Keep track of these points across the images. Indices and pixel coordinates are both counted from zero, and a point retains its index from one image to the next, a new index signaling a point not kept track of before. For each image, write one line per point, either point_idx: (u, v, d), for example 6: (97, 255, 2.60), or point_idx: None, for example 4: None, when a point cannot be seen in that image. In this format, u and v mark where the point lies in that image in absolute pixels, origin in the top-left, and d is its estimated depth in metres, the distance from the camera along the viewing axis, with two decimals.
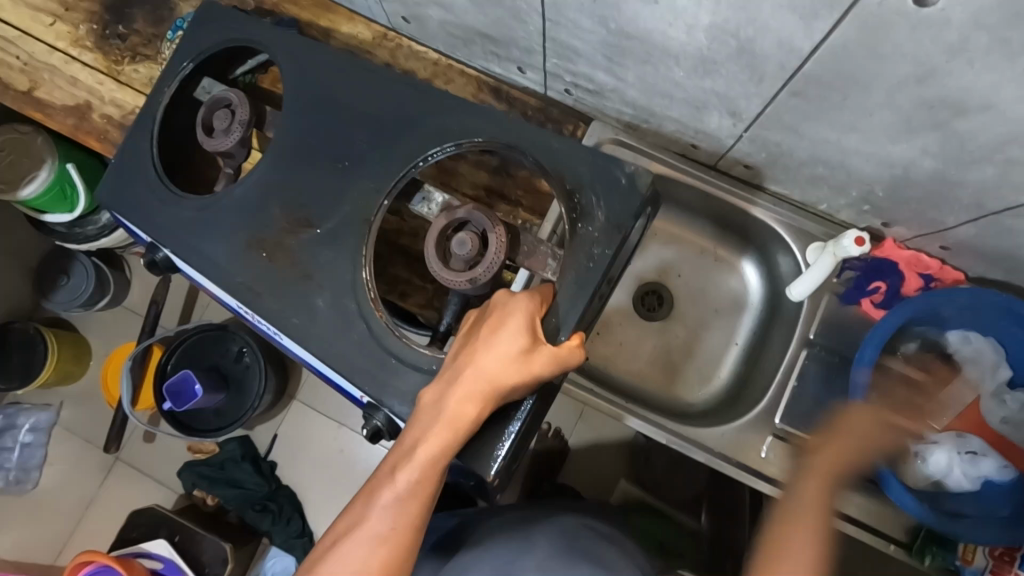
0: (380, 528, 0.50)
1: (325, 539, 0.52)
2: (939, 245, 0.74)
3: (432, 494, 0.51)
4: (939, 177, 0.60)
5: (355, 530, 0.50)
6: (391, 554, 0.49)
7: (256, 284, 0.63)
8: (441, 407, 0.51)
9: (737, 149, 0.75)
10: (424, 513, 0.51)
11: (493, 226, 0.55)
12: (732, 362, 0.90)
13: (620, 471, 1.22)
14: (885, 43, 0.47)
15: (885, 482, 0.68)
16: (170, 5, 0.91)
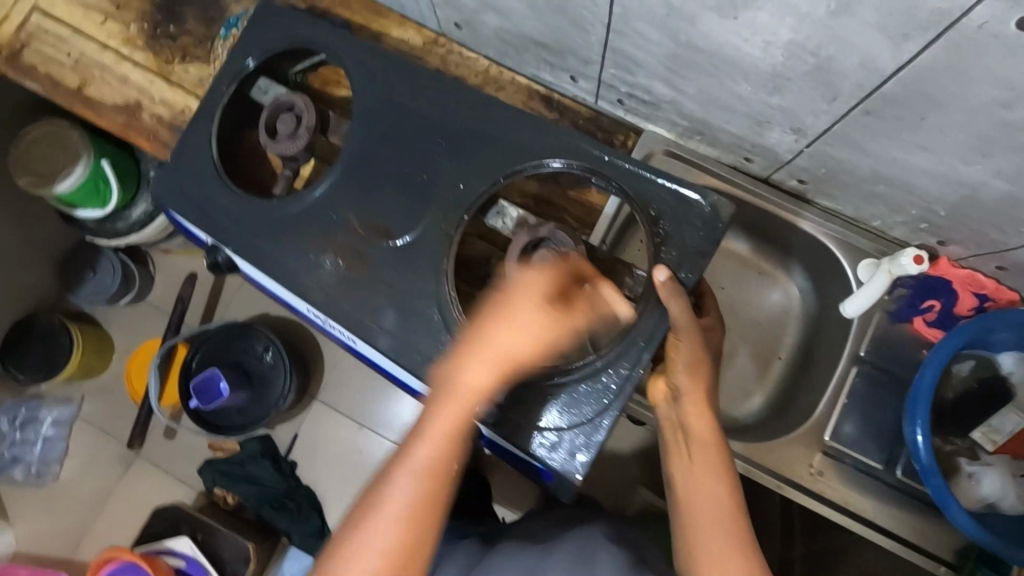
0: (400, 503, 0.52)
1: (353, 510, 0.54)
2: (996, 265, 0.73)
3: (446, 464, 0.53)
4: (1008, 200, 0.60)
5: (375, 507, 0.52)
6: (412, 525, 0.51)
7: (328, 288, 0.64)
8: (456, 384, 0.53)
9: (793, 163, 0.74)
10: (440, 484, 0.53)
11: (576, 246, 0.59)
12: (776, 376, 0.89)
13: (638, 479, 1.23)
14: (977, 66, 0.46)
15: (945, 506, 0.67)
16: (221, 6, 0.91)
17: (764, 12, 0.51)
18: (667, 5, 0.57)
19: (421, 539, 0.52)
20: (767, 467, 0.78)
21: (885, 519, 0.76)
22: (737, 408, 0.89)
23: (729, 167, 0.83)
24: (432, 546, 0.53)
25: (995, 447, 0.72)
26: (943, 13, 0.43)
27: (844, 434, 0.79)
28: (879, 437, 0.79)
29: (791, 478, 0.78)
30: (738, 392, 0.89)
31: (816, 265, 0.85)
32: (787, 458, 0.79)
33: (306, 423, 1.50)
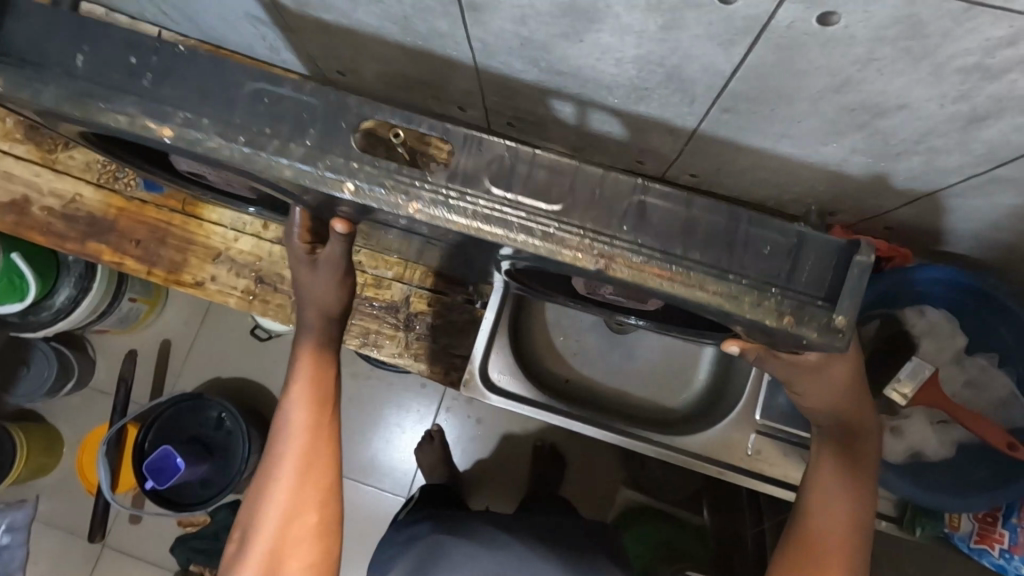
0: (282, 484, 0.61)
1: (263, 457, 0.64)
2: (881, 226, 0.77)
3: (313, 447, 0.63)
4: (872, 170, 0.64)
5: (265, 488, 0.61)
6: (287, 495, 0.61)
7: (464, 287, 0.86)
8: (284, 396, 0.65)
9: (681, 162, 0.77)
10: (311, 463, 0.63)
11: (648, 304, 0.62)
12: (709, 363, 0.90)
13: (619, 478, 1.34)
14: (801, 61, 0.49)
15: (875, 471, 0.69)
16: None
17: (605, 33, 0.53)
18: (519, 36, 0.58)
19: (300, 509, 0.61)
20: (703, 455, 0.81)
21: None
22: (677, 398, 0.90)
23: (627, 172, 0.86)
24: (310, 519, 0.61)
25: (907, 401, 0.72)
26: (755, 19, 0.45)
27: (777, 411, 0.80)
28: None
29: (730, 463, 0.80)
30: (676, 385, 0.91)
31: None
32: (722, 441, 0.81)
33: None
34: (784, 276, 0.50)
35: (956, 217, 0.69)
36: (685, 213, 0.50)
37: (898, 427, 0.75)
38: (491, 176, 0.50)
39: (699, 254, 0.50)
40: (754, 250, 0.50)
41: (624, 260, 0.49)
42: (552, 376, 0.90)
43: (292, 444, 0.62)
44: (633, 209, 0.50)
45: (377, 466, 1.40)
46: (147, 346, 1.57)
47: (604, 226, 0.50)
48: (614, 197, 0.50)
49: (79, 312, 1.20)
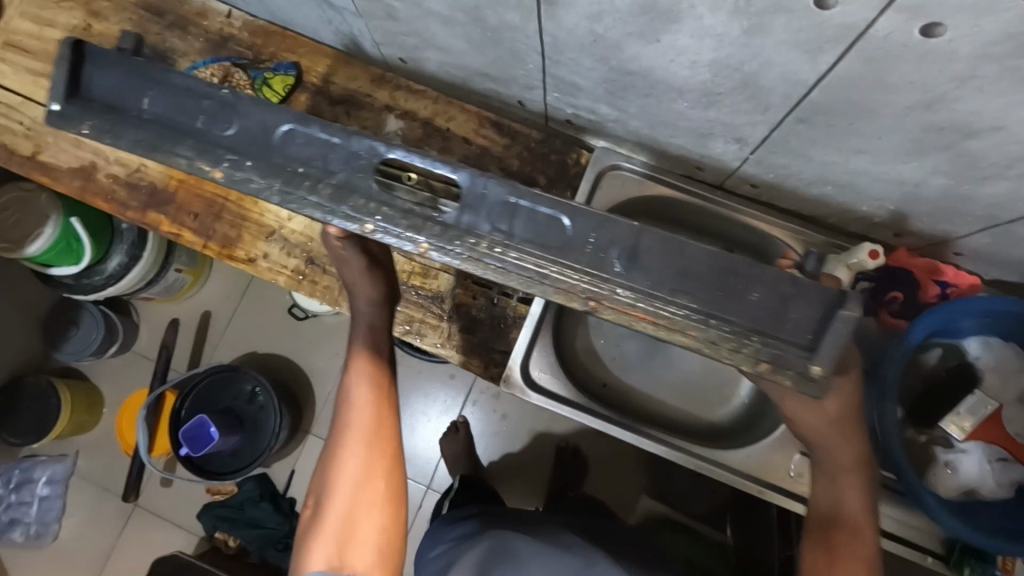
0: (352, 454, 0.64)
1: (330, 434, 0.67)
2: (952, 251, 0.74)
3: (378, 420, 0.67)
4: (950, 193, 0.61)
5: (336, 458, 0.64)
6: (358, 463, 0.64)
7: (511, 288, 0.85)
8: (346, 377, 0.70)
9: (742, 171, 0.75)
10: (377, 433, 0.66)
11: None
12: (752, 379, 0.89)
13: (640, 487, 1.32)
14: (892, 74, 0.47)
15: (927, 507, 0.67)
16: (168, 61, 0.91)
17: (684, 35, 0.52)
18: (593, 33, 0.57)
19: (370, 475, 0.64)
20: (741, 472, 0.79)
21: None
22: (715, 410, 0.89)
23: (683, 177, 0.85)
24: (379, 484, 0.64)
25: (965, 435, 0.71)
26: (850, 27, 0.43)
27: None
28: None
29: (771, 482, 0.78)
30: (716, 397, 0.89)
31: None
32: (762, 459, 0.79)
33: (303, 460, 1.54)
34: (768, 325, 0.50)
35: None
36: (680, 264, 0.50)
37: (954, 464, 0.71)
38: (505, 223, 0.50)
39: (687, 300, 0.50)
40: (742, 295, 0.50)
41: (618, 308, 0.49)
42: (591, 379, 0.89)
43: (359, 417, 0.66)
44: (629, 258, 0.50)
45: (402, 451, 1.41)
46: (190, 316, 1.61)
47: (600, 271, 0.49)
48: (613, 240, 0.50)
49: (129, 278, 1.23)
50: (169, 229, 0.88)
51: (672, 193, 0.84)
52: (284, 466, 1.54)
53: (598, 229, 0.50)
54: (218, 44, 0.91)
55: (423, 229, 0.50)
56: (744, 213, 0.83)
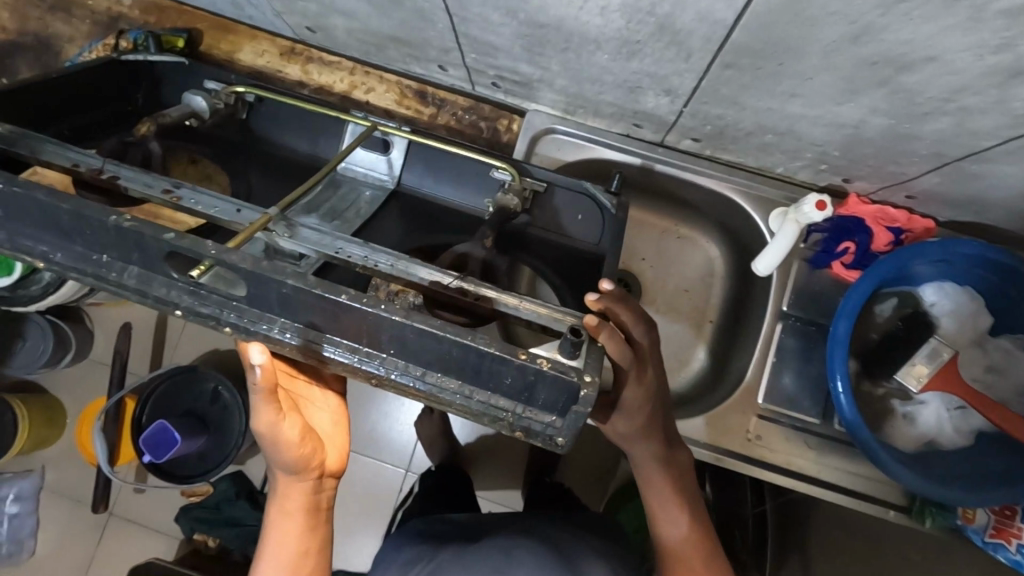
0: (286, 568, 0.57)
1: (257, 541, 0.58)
2: (904, 195, 0.71)
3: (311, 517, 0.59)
4: (892, 133, 0.57)
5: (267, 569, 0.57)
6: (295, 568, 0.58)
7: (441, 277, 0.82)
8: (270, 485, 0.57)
9: (679, 125, 0.70)
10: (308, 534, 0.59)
11: (643, 341, 0.56)
12: (708, 343, 0.89)
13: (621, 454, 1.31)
14: (812, 6, 0.42)
15: (885, 466, 0.64)
16: (56, 50, 0.84)
17: None
18: None
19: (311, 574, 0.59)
20: (706, 444, 0.75)
21: (830, 475, 0.74)
22: (672, 379, 0.88)
23: (622, 136, 0.79)
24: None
25: (919, 386, 0.67)
26: None
27: (779, 395, 0.76)
28: (816, 392, 0.76)
29: (733, 451, 0.75)
30: (673, 365, 0.88)
31: (722, 220, 0.85)
32: (720, 426, 0.76)
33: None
34: (523, 401, 0.47)
35: (986, 186, 0.62)
36: (442, 350, 0.44)
37: (911, 414, 0.70)
38: (274, 304, 0.46)
39: (452, 381, 0.47)
40: (495, 376, 0.45)
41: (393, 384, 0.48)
42: None
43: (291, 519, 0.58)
44: (393, 340, 0.46)
45: (378, 439, 1.35)
46: (142, 319, 1.52)
47: (373, 347, 0.47)
48: (377, 325, 0.44)
49: (71, 283, 1.06)
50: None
51: (612, 154, 0.80)
52: (257, 462, 1.51)
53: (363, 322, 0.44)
54: (109, 27, 0.83)
55: (210, 309, 0.48)
56: (690, 172, 0.79)
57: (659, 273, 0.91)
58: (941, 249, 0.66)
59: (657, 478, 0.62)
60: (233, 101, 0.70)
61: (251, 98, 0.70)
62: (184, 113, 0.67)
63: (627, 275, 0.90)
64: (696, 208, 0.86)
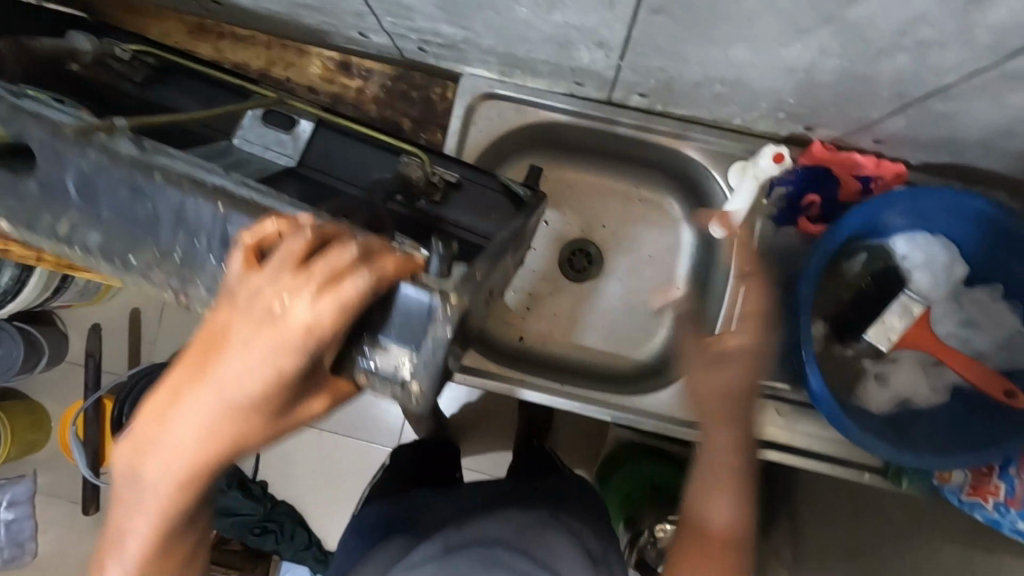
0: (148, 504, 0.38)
1: (131, 453, 0.38)
2: (872, 139, 0.65)
3: (217, 466, 0.38)
4: (846, 75, 0.51)
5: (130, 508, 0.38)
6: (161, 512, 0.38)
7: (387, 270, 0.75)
8: (189, 393, 0.36)
9: (622, 81, 0.64)
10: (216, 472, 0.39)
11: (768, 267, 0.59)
12: (673, 306, 0.83)
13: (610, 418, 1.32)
14: None
15: (841, 425, 0.61)
16: None
17: None
18: None
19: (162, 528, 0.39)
20: (673, 422, 0.73)
21: (798, 441, 0.72)
22: (641, 349, 0.83)
23: (566, 96, 0.74)
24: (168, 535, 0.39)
25: (890, 345, 0.65)
26: None
27: None
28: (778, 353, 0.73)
29: (701, 427, 0.73)
30: (640, 334, 0.84)
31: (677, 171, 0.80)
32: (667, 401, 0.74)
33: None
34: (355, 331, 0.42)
35: (960, 125, 0.56)
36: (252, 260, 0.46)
37: (882, 374, 0.66)
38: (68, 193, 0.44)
39: None
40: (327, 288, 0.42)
41: (199, 302, 0.49)
42: (505, 337, 0.83)
43: (177, 447, 0.37)
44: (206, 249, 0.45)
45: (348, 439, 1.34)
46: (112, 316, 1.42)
47: (179, 253, 0.46)
48: (194, 230, 0.44)
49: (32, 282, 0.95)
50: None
51: (557, 118, 0.74)
52: None
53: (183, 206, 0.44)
54: None
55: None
56: (622, 132, 0.74)
57: (621, 245, 0.86)
58: (933, 198, 0.63)
59: (722, 455, 0.50)
60: (129, 57, 0.65)
61: (151, 60, 0.67)
62: (61, 46, 0.60)
63: (585, 241, 0.86)
64: (646, 163, 0.81)
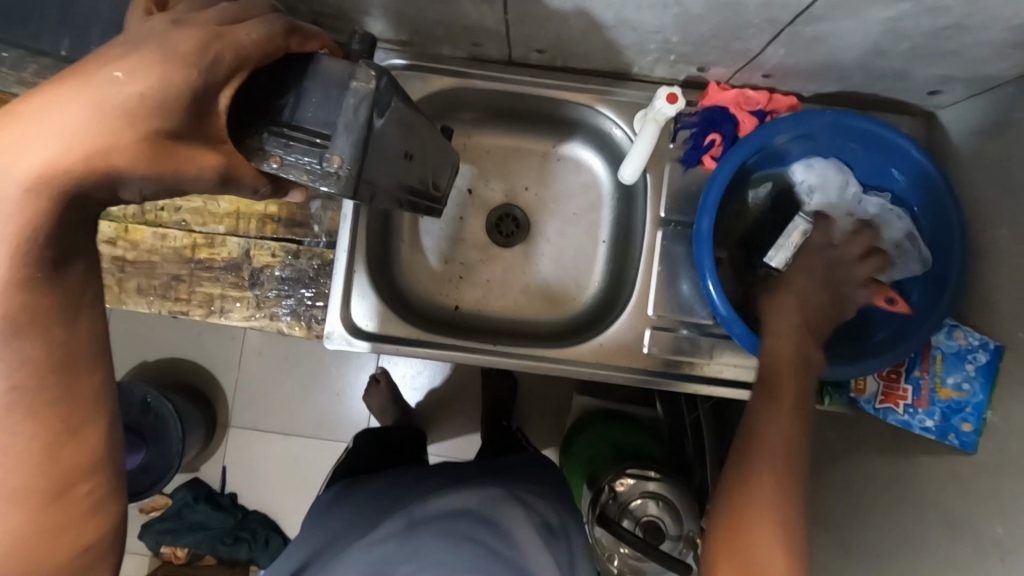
0: (46, 161, 0.44)
1: (12, 124, 0.44)
2: (761, 74, 0.98)
3: (110, 155, 0.45)
4: (725, 3, 0.78)
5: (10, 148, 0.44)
6: (67, 174, 0.45)
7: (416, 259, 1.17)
8: (96, 79, 0.45)
9: (588, 18, 0.88)
10: (108, 167, 0.46)
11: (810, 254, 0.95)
12: (604, 258, 1.18)
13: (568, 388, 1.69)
14: None
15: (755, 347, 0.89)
16: None
17: None
18: None
19: (45, 215, 0.46)
20: (638, 369, 1.04)
21: (727, 371, 1.03)
22: (579, 297, 1.18)
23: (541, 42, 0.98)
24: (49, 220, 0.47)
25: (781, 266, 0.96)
26: None
27: (678, 306, 1.04)
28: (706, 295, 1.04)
29: (658, 369, 1.04)
30: (579, 287, 1.18)
31: (600, 134, 1.13)
32: (644, 345, 1.04)
33: (228, 454, 1.70)
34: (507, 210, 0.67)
35: (819, 45, 0.85)
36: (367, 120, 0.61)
37: None
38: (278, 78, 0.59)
39: (348, 137, 0.60)
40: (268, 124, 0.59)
41: (297, 149, 0.59)
42: (445, 305, 1.16)
43: (72, 119, 0.44)
44: (334, 104, 0.60)
45: (338, 417, 1.70)
46: None
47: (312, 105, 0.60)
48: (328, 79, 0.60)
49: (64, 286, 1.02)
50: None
51: (525, 82, 1.07)
52: (213, 465, 1.71)
53: (333, 81, 0.60)
54: None
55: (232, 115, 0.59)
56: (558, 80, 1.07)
57: (560, 231, 1.20)
58: (837, 135, 0.94)
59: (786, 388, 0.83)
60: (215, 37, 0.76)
61: None
62: None
63: (510, 210, 1.20)
64: (561, 115, 1.14)
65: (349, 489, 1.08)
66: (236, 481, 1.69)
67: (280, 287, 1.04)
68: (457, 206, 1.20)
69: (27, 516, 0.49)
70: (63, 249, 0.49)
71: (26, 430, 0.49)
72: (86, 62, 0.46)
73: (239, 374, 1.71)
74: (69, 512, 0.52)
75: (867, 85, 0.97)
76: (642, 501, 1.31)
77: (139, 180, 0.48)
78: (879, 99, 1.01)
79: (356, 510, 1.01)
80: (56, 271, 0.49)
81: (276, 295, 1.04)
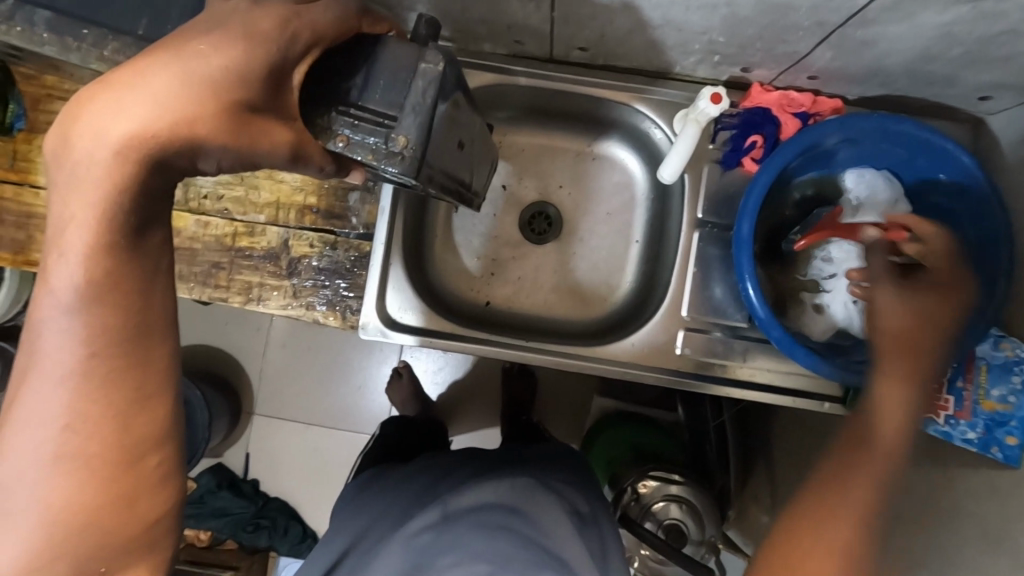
0: (134, 128, 0.47)
1: (107, 95, 0.47)
2: (806, 76, 0.96)
3: (199, 126, 0.50)
4: (776, 3, 0.77)
5: (108, 115, 0.47)
6: (155, 139, 0.48)
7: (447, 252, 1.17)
8: (188, 57, 0.50)
9: (633, 17, 0.87)
10: (196, 134, 0.50)
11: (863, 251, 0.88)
12: (636, 258, 1.17)
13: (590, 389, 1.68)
14: None
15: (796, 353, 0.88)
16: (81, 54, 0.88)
17: None
18: None
19: (129, 179, 0.48)
20: (671, 370, 1.04)
21: (761, 376, 1.02)
22: (610, 296, 1.18)
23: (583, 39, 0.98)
24: (138, 185, 0.49)
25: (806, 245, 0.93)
26: None
27: (713, 310, 1.03)
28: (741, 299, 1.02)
29: (690, 371, 1.04)
30: (611, 285, 1.18)
31: (636, 133, 1.12)
32: (676, 347, 1.04)
33: (251, 442, 1.72)
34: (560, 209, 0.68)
35: (867, 49, 0.84)
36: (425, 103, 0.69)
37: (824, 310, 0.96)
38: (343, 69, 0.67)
39: (410, 118, 0.68)
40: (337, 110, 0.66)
41: (363, 129, 0.67)
42: (475, 300, 1.17)
43: (169, 90, 0.48)
44: (395, 93, 0.68)
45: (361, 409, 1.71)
46: None
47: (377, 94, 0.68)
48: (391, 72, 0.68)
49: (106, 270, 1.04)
50: (34, 152, 1.09)
51: (563, 80, 1.07)
52: (237, 452, 1.73)
53: (397, 67, 0.68)
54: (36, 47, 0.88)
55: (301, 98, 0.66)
56: (596, 79, 1.07)
57: (593, 229, 1.19)
58: (880, 141, 0.93)
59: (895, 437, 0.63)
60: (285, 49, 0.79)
61: None
62: None
63: (542, 207, 1.20)
64: (598, 114, 1.13)
65: (376, 479, 1.09)
66: (260, 468, 1.71)
67: (317, 278, 1.05)
68: (490, 201, 1.20)
69: (82, 488, 0.49)
70: (147, 217, 0.50)
71: (103, 393, 0.49)
72: (173, 43, 0.51)
73: (265, 363, 1.73)
74: (137, 482, 0.52)
75: (914, 90, 0.96)
76: (665, 505, 1.29)
77: (221, 152, 0.52)
78: (927, 104, 0.99)
79: (385, 501, 1.01)
80: (137, 239, 0.50)
81: (312, 285, 1.05)
